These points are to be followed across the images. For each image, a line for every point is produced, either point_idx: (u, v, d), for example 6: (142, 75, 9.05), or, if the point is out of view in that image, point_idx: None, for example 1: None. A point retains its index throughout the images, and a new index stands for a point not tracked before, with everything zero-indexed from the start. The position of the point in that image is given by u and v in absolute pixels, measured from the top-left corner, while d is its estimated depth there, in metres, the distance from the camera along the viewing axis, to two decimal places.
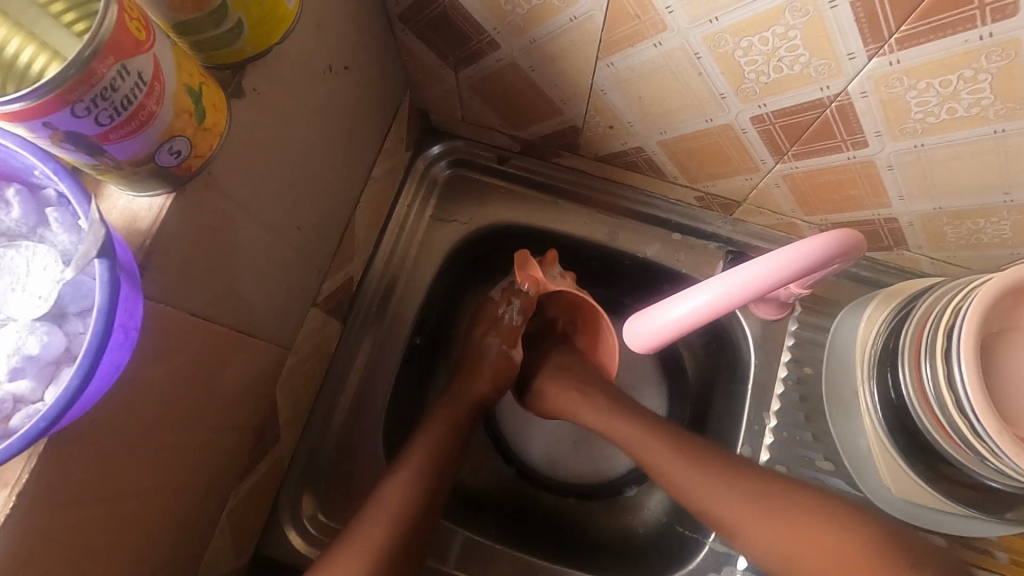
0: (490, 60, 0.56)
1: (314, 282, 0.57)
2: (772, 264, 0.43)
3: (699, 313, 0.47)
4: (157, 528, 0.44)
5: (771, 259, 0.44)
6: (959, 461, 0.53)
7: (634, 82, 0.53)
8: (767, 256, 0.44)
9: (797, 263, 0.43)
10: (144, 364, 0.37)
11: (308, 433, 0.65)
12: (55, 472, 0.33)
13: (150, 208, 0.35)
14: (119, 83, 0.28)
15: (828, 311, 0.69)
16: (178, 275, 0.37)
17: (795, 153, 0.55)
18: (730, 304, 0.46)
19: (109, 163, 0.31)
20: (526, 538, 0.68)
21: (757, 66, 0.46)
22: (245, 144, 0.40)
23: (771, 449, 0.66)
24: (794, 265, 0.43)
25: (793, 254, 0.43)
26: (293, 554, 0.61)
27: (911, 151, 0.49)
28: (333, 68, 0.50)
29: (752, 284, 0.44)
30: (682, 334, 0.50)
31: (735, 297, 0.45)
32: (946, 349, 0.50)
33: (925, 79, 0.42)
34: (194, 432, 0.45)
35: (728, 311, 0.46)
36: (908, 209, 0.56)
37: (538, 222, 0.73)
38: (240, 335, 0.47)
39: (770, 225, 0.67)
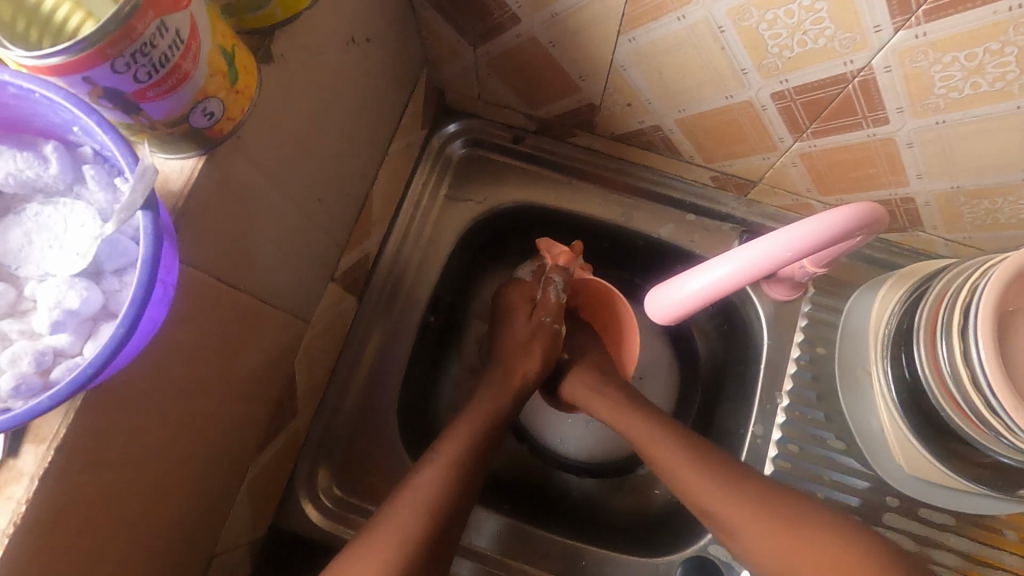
0: (510, 35, 0.56)
1: (332, 256, 0.57)
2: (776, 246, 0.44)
3: (722, 283, 0.47)
4: (182, 493, 0.45)
5: (774, 239, 0.44)
6: (974, 439, 0.53)
7: (655, 57, 0.53)
8: (771, 236, 0.44)
9: (802, 246, 0.43)
10: (175, 327, 0.37)
11: (323, 408, 0.65)
12: (88, 430, 0.33)
13: (181, 170, 0.35)
14: (158, 40, 0.28)
15: (841, 292, 0.69)
16: (207, 238, 0.38)
17: (815, 131, 0.55)
18: (755, 273, 0.45)
19: (143, 123, 0.32)
20: (540, 515, 0.69)
21: (781, 40, 0.46)
22: (272, 110, 0.40)
23: (782, 428, 0.66)
24: (797, 248, 0.43)
25: (797, 235, 0.43)
26: (310, 527, 0.62)
27: (932, 127, 0.49)
28: (355, 39, 0.49)
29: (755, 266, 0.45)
30: (693, 312, 0.51)
31: (760, 265, 0.45)
32: (963, 327, 0.50)
33: (949, 53, 0.42)
34: (218, 401, 0.46)
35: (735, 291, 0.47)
36: (925, 187, 0.56)
37: (552, 201, 0.73)
38: (262, 306, 0.47)
39: (785, 206, 0.68)
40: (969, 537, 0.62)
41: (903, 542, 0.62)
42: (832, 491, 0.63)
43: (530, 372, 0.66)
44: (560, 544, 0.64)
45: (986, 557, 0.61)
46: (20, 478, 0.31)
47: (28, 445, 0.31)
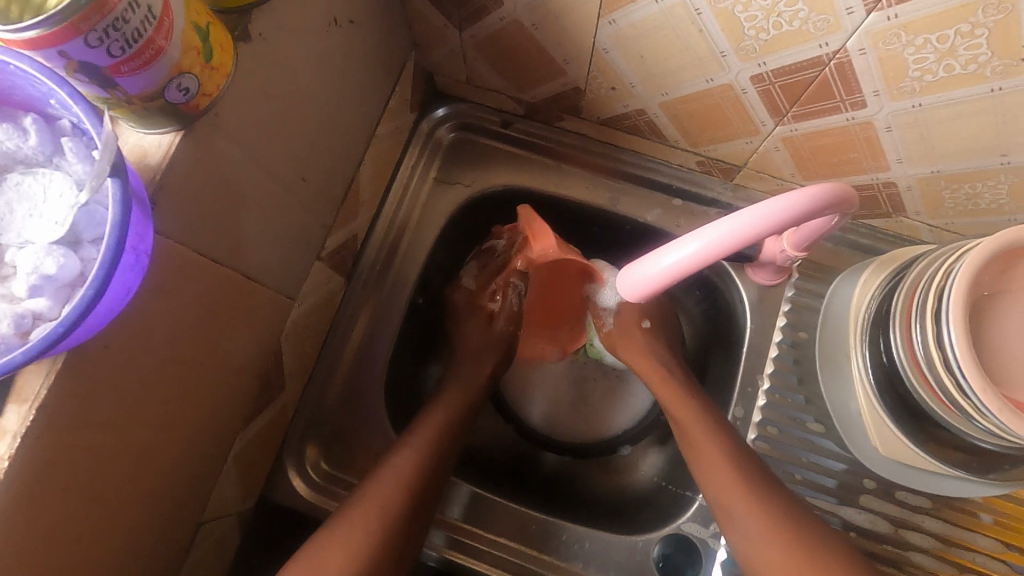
0: (494, 18, 0.57)
1: (318, 235, 0.58)
2: (729, 231, 0.44)
3: (690, 260, 0.47)
4: (167, 460, 0.46)
5: (726, 224, 0.44)
6: (946, 421, 0.53)
7: (635, 40, 0.53)
8: (723, 220, 0.44)
9: (755, 229, 0.43)
10: (156, 297, 0.38)
11: (311, 385, 0.67)
12: (69, 392, 0.34)
13: (159, 145, 0.36)
14: (130, 16, 0.29)
15: (825, 277, 0.70)
16: (186, 212, 0.39)
17: (795, 114, 0.55)
18: (722, 251, 0.45)
19: (120, 98, 0.33)
20: (523, 493, 0.70)
21: (757, 22, 0.46)
22: (251, 88, 0.41)
23: (762, 410, 0.67)
24: (750, 231, 0.44)
25: (750, 218, 0.43)
26: (297, 499, 0.64)
27: (909, 111, 0.49)
28: (337, 21, 0.50)
29: (711, 252, 0.45)
30: (659, 292, 0.52)
31: (727, 243, 0.44)
32: (936, 310, 0.50)
33: (921, 35, 0.42)
34: (202, 373, 0.47)
35: (696, 273, 0.48)
36: (906, 172, 0.56)
37: (539, 185, 0.74)
38: (246, 282, 0.48)
39: (770, 191, 0.68)
40: (944, 519, 0.62)
41: (877, 523, 0.63)
42: (809, 473, 0.65)
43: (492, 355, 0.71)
44: (541, 519, 0.65)
45: (961, 539, 0.62)
46: (3, 435, 0.33)
47: (11, 405, 0.33)
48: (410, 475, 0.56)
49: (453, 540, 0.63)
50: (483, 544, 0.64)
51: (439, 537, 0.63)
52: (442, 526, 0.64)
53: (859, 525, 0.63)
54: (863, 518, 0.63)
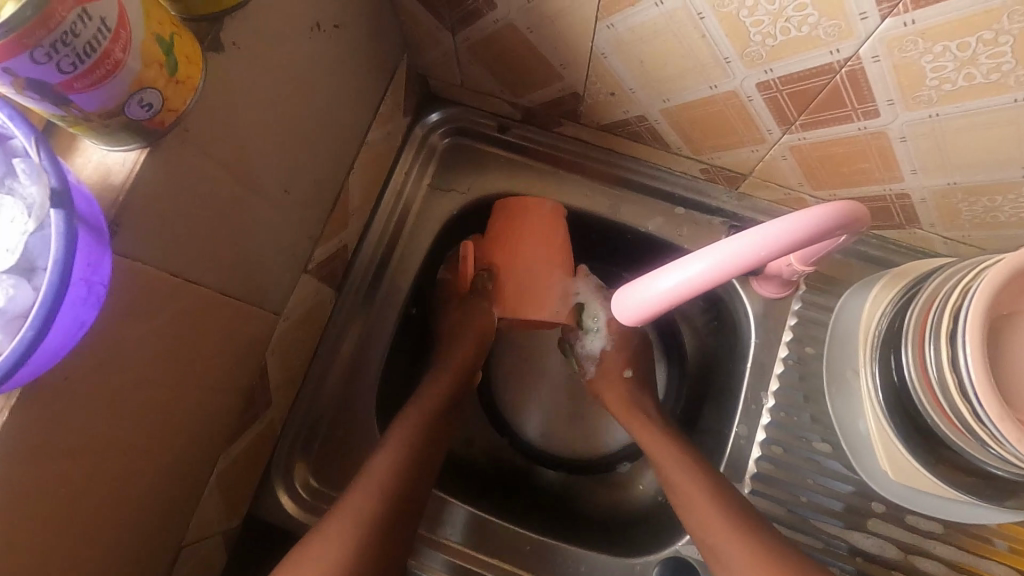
0: (488, 21, 0.54)
1: (305, 248, 0.56)
2: (731, 254, 0.42)
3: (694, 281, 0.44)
4: (144, 486, 0.45)
5: (728, 247, 0.42)
6: (958, 446, 0.50)
7: (635, 45, 0.51)
8: (724, 243, 0.42)
9: (758, 253, 0.41)
10: (123, 322, 0.36)
11: (300, 400, 0.65)
12: (29, 427, 0.33)
13: (124, 162, 0.34)
14: (80, 29, 0.27)
15: (834, 290, 0.67)
16: (155, 233, 0.37)
17: (803, 123, 0.52)
18: (728, 272, 0.42)
19: (76, 115, 0.31)
20: (518, 512, 0.68)
21: (764, 27, 0.44)
22: (225, 100, 0.39)
23: (767, 429, 0.65)
24: (752, 256, 0.41)
25: (752, 241, 0.41)
26: (285, 517, 0.62)
27: (925, 121, 0.46)
28: (321, 25, 0.48)
29: (713, 276, 0.43)
30: (657, 315, 0.49)
31: (733, 263, 0.42)
32: (952, 331, 0.47)
33: (940, 42, 0.39)
34: (181, 395, 0.45)
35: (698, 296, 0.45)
36: (921, 183, 0.53)
37: (537, 192, 0.71)
38: (227, 300, 0.46)
39: (776, 200, 0.65)
40: (957, 545, 0.60)
41: (886, 548, 0.61)
42: (816, 495, 0.63)
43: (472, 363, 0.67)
44: (536, 540, 0.64)
45: (974, 567, 0.59)
46: None
47: None
48: (398, 498, 0.54)
49: (452, 565, 0.61)
50: (476, 564, 0.62)
51: (437, 562, 0.61)
52: (440, 549, 0.62)
53: (868, 550, 0.61)
54: (870, 543, 0.61)
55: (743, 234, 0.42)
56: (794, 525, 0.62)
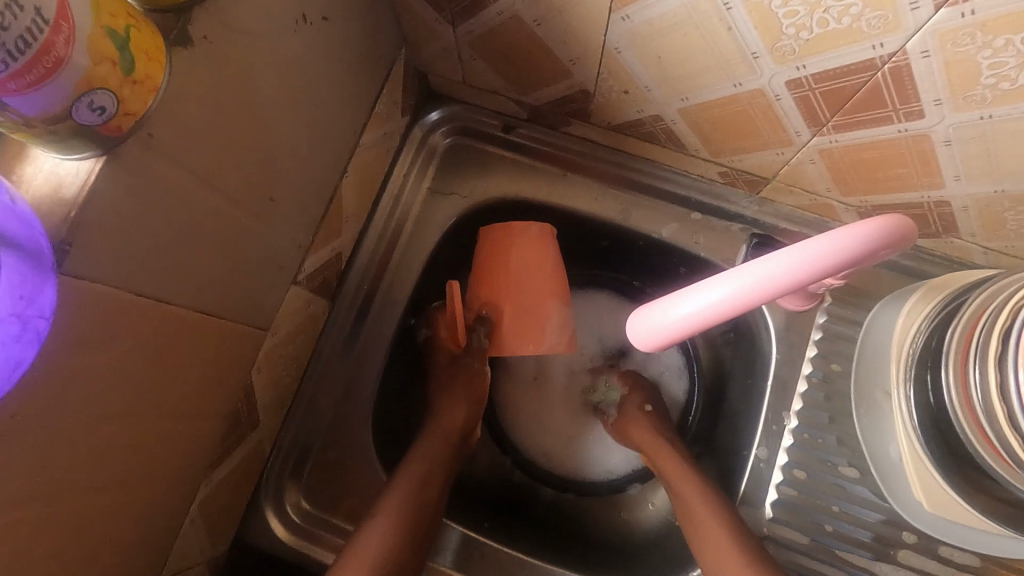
0: (490, 13, 0.50)
1: (294, 258, 0.52)
2: (765, 272, 0.37)
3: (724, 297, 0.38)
4: (116, 521, 0.41)
5: (762, 266, 0.37)
6: (1003, 478, 0.46)
7: (653, 39, 0.46)
8: (758, 263, 0.38)
9: (797, 274, 0.37)
10: (80, 349, 0.32)
11: (292, 417, 0.61)
12: None
13: (77, 173, 0.30)
14: (10, 20, 0.23)
15: (861, 302, 0.63)
16: (117, 251, 0.33)
17: (836, 125, 0.48)
18: (762, 288, 0.38)
19: (14, 119, 0.27)
20: (522, 535, 0.64)
21: (798, 19, 0.39)
22: (197, 101, 0.35)
23: (788, 451, 0.61)
24: (791, 277, 0.37)
25: (791, 257, 0.37)
26: (275, 542, 0.59)
27: (975, 123, 0.42)
28: (307, 17, 0.44)
29: (744, 300, 0.38)
30: (674, 345, 0.43)
31: (770, 279, 0.37)
32: (1001, 355, 0.43)
33: (1001, 35, 0.35)
34: (155, 423, 0.41)
35: (726, 318, 0.40)
36: (964, 190, 0.49)
37: (543, 196, 0.67)
38: (206, 319, 0.43)
39: (801, 206, 0.61)
40: None
41: None
42: (840, 523, 0.59)
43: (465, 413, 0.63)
44: (539, 568, 0.59)
45: None
46: None
47: None
48: None
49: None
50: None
51: None
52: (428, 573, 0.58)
53: None
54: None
55: (779, 253, 0.38)
56: (816, 555, 0.59)
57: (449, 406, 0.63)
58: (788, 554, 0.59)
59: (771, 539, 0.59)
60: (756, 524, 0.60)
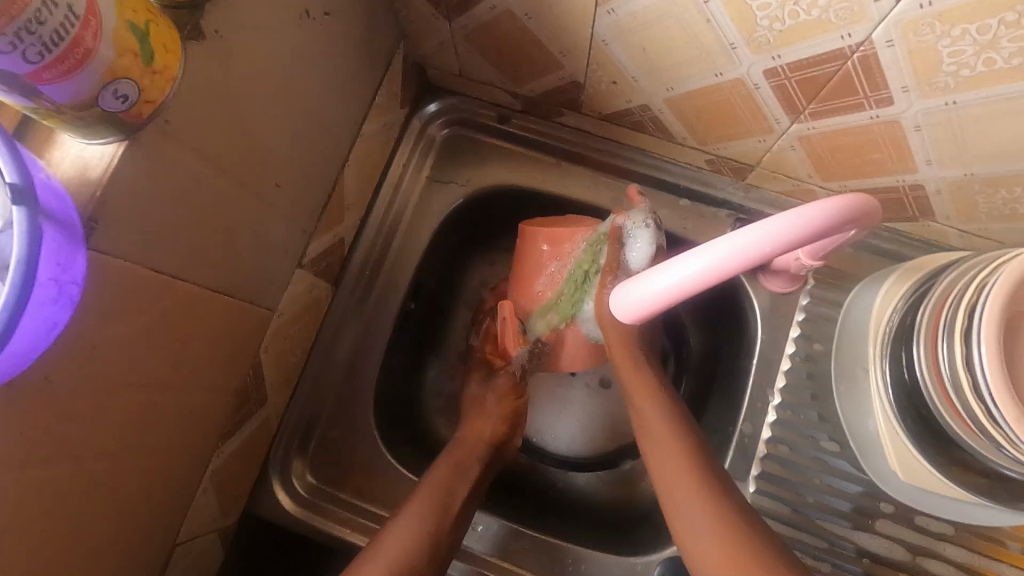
0: (484, 7, 0.53)
1: (299, 242, 0.55)
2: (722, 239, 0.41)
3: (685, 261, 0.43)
4: (136, 485, 0.44)
5: (727, 243, 0.40)
6: (971, 447, 0.48)
7: (638, 31, 0.49)
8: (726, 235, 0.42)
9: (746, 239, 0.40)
10: (103, 321, 0.35)
11: (297, 396, 0.64)
12: (8, 427, 0.32)
13: (101, 156, 0.33)
14: (46, 15, 0.26)
15: (844, 285, 0.65)
16: (136, 229, 0.36)
17: (812, 112, 0.50)
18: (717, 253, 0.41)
19: (48, 107, 0.29)
20: (518, 509, 0.68)
21: (772, 11, 0.42)
22: (209, 92, 0.38)
23: (772, 427, 0.64)
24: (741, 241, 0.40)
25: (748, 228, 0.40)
26: (282, 514, 0.62)
27: (941, 109, 0.44)
28: (310, 13, 0.46)
29: (712, 276, 0.42)
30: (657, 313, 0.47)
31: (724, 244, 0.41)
32: (967, 328, 0.45)
33: (959, 25, 0.37)
34: (170, 393, 0.44)
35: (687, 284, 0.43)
36: (936, 174, 0.51)
37: (538, 184, 0.70)
38: (217, 297, 0.45)
39: (785, 192, 0.63)
40: (968, 548, 0.58)
41: (893, 549, 0.59)
42: (822, 495, 0.61)
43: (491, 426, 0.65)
44: (535, 537, 0.63)
45: (986, 570, 0.57)
46: None
47: None
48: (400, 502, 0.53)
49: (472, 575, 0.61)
50: (478, 565, 0.61)
51: None
52: (463, 558, 0.62)
53: (874, 551, 0.59)
54: (877, 544, 0.59)
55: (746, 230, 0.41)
56: (798, 525, 0.61)
57: (476, 420, 0.66)
58: (772, 524, 0.61)
59: (755, 509, 0.62)
60: (741, 495, 0.63)
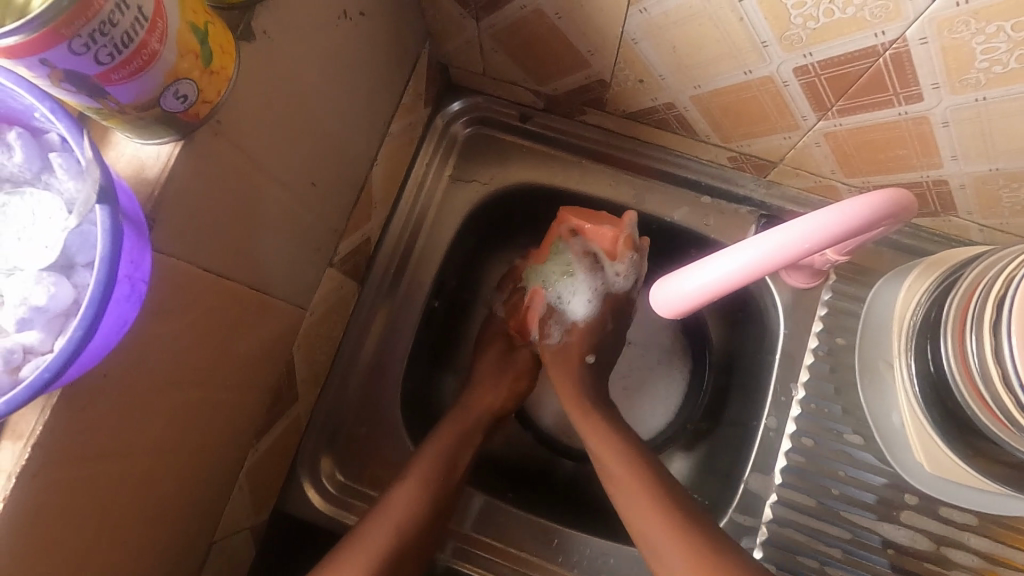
0: (514, 7, 0.53)
1: (331, 240, 0.55)
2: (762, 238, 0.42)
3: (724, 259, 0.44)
4: (179, 481, 0.44)
5: (767, 241, 0.41)
6: (998, 438, 0.49)
7: (668, 29, 0.49)
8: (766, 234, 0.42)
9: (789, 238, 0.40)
10: (156, 318, 0.36)
11: (325, 395, 0.64)
12: (69, 425, 0.32)
13: (158, 156, 0.34)
14: (118, 17, 0.26)
15: (865, 279, 0.66)
16: (189, 227, 0.36)
17: (840, 109, 0.51)
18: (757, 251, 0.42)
19: (112, 107, 0.30)
20: (544, 503, 0.68)
21: (806, 9, 0.42)
22: (255, 91, 0.39)
23: (796, 421, 0.64)
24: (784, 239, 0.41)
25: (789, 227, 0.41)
26: (312, 511, 0.62)
27: (971, 105, 0.45)
28: (347, 13, 0.47)
29: (747, 275, 0.43)
30: (695, 309, 0.48)
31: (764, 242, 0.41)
32: (995, 321, 0.46)
33: (994, 22, 0.38)
34: (213, 391, 0.45)
35: (725, 281, 0.44)
36: (961, 169, 0.52)
37: (561, 182, 0.70)
38: (256, 294, 0.46)
39: (807, 188, 0.64)
40: (992, 537, 0.59)
41: (917, 540, 0.60)
42: (847, 487, 0.62)
43: (496, 402, 0.67)
44: (563, 532, 0.63)
45: (1007, 557, 0.58)
46: None
47: (5, 442, 0.31)
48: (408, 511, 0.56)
49: (470, 555, 0.62)
50: (478, 547, 0.63)
51: (449, 550, 0.62)
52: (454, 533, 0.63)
53: (899, 541, 0.60)
54: (902, 535, 0.60)
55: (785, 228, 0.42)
56: (823, 517, 0.61)
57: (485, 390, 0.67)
58: (798, 516, 0.62)
59: (780, 501, 0.63)
60: (766, 487, 0.64)
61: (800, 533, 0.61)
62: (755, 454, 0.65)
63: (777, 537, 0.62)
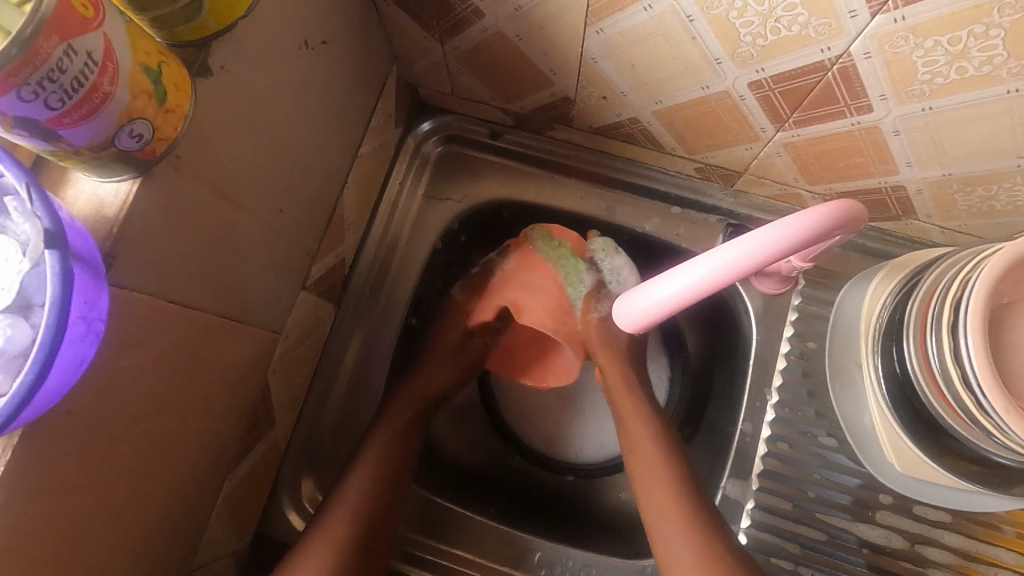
0: (475, 30, 0.54)
1: (303, 265, 0.56)
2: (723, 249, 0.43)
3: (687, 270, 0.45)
4: (152, 512, 0.44)
5: (725, 251, 0.42)
6: (961, 437, 0.50)
7: (625, 48, 0.51)
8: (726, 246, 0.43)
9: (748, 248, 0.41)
10: (122, 352, 0.36)
11: (303, 417, 0.64)
12: (32, 463, 0.32)
13: (117, 194, 0.34)
14: (67, 64, 0.27)
15: (833, 283, 0.67)
16: (151, 262, 0.36)
17: (797, 120, 0.52)
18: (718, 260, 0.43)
19: (67, 149, 0.30)
20: (525, 516, 0.69)
21: (754, 28, 0.44)
22: (214, 125, 0.39)
23: (772, 425, 0.65)
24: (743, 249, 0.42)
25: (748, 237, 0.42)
26: (293, 534, 0.62)
27: (918, 114, 0.46)
28: (309, 42, 0.48)
29: (709, 282, 0.44)
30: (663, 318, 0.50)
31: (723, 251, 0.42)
32: (952, 324, 0.47)
33: (931, 37, 0.39)
34: (185, 419, 0.45)
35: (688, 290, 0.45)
36: (916, 176, 0.53)
37: (533, 197, 0.72)
38: (227, 322, 0.46)
39: (773, 196, 0.65)
40: (967, 535, 0.60)
41: (893, 539, 0.61)
42: (823, 489, 0.63)
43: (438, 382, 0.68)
44: (545, 545, 0.64)
45: (982, 553, 0.59)
46: None
47: None
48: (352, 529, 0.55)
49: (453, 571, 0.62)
50: (461, 564, 0.62)
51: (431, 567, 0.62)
52: (426, 551, 0.63)
53: (875, 541, 0.61)
54: (877, 534, 0.61)
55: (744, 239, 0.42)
56: (798, 520, 0.62)
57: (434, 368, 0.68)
58: (775, 521, 0.63)
59: (758, 506, 0.63)
60: (744, 493, 0.64)
61: (776, 537, 0.62)
62: (732, 459, 0.65)
63: (755, 542, 0.63)
